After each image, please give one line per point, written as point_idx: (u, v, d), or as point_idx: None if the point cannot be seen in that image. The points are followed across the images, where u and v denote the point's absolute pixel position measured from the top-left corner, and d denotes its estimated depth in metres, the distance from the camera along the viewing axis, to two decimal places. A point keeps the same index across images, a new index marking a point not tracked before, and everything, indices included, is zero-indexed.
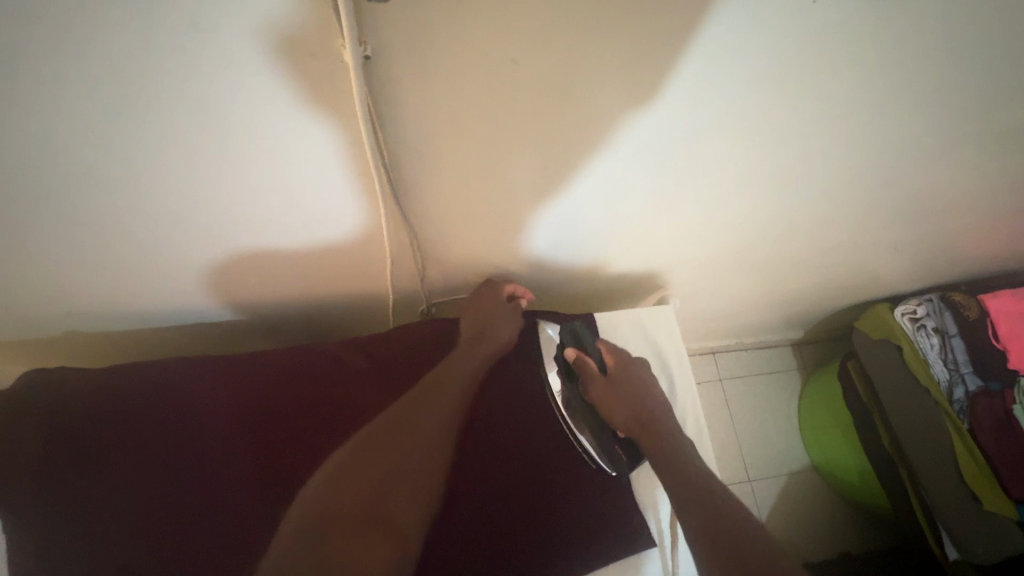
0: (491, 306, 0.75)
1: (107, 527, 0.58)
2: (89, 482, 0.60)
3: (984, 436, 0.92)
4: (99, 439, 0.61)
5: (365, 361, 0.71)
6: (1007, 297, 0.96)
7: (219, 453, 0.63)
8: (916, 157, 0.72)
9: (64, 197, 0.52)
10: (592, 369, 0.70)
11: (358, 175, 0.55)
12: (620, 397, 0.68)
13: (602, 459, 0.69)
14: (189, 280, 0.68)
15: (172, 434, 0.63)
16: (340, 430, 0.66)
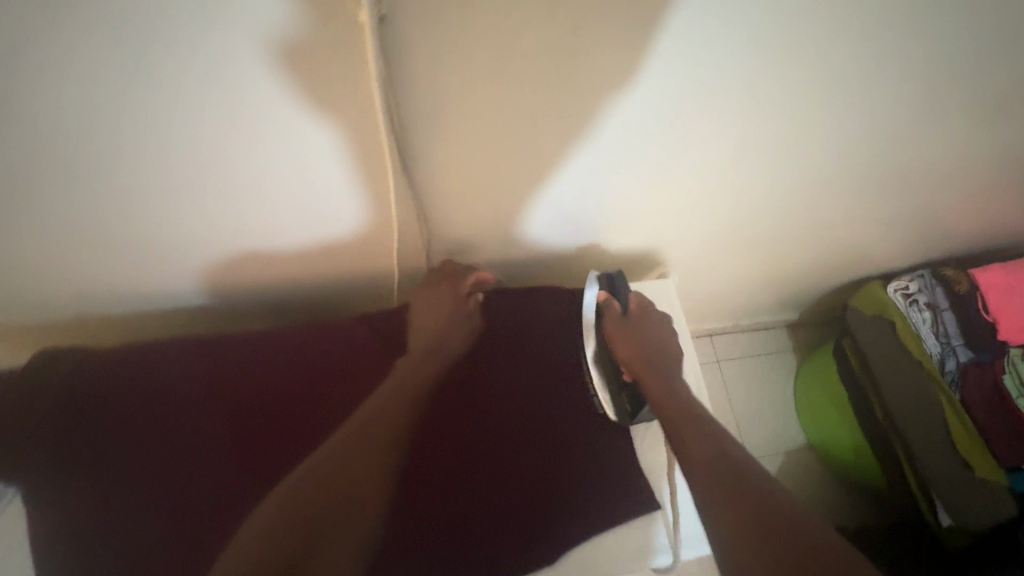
0: (450, 302, 0.71)
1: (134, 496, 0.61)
2: (111, 454, 0.62)
3: (976, 405, 0.95)
4: (117, 414, 0.63)
5: (368, 337, 0.72)
6: (998, 271, 0.97)
7: (234, 429, 0.65)
8: (907, 132, 0.74)
9: (82, 179, 0.54)
10: (616, 310, 0.76)
11: (365, 141, 0.56)
12: (637, 340, 0.73)
13: (607, 401, 0.75)
14: (197, 258, 0.68)
15: (188, 409, 0.64)
16: (349, 405, 0.68)
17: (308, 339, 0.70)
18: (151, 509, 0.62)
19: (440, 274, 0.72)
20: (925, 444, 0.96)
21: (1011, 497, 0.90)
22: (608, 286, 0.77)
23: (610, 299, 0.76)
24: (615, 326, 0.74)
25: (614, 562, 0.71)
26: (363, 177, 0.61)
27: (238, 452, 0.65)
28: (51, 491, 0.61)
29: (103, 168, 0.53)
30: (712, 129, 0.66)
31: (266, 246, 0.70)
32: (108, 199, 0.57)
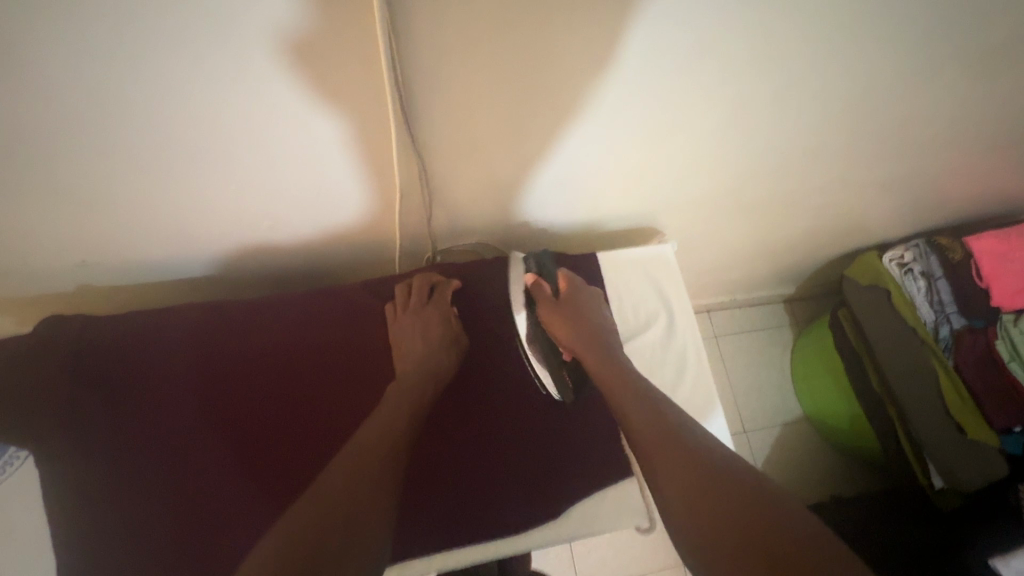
0: (435, 321, 0.70)
1: (146, 467, 0.63)
2: (122, 427, 0.63)
3: (969, 369, 0.97)
4: (129, 385, 0.64)
5: (375, 303, 0.73)
6: (994, 238, 0.97)
7: (242, 398, 0.66)
8: (905, 93, 0.74)
9: (85, 154, 0.54)
10: (546, 292, 0.74)
11: (368, 111, 0.55)
12: (572, 320, 0.70)
13: (550, 381, 0.72)
14: (201, 232, 0.69)
15: (196, 382, 0.65)
16: (355, 373, 0.69)
17: (308, 311, 0.71)
18: (165, 482, 0.63)
19: (420, 294, 0.72)
20: (917, 407, 0.98)
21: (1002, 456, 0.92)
22: (537, 269, 0.75)
23: (540, 281, 0.74)
24: (545, 310, 0.72)
25: (616, 515, 0.71)
26: (366, 149, 0.61)
27: (247, 424, 0.66)
28: (63, 465, 0.61)
29: (104, 142, 0.53)
30: (712, 98, 0.66)
31: (271, 223, 0.70)
32: (111, 173, 0.57)
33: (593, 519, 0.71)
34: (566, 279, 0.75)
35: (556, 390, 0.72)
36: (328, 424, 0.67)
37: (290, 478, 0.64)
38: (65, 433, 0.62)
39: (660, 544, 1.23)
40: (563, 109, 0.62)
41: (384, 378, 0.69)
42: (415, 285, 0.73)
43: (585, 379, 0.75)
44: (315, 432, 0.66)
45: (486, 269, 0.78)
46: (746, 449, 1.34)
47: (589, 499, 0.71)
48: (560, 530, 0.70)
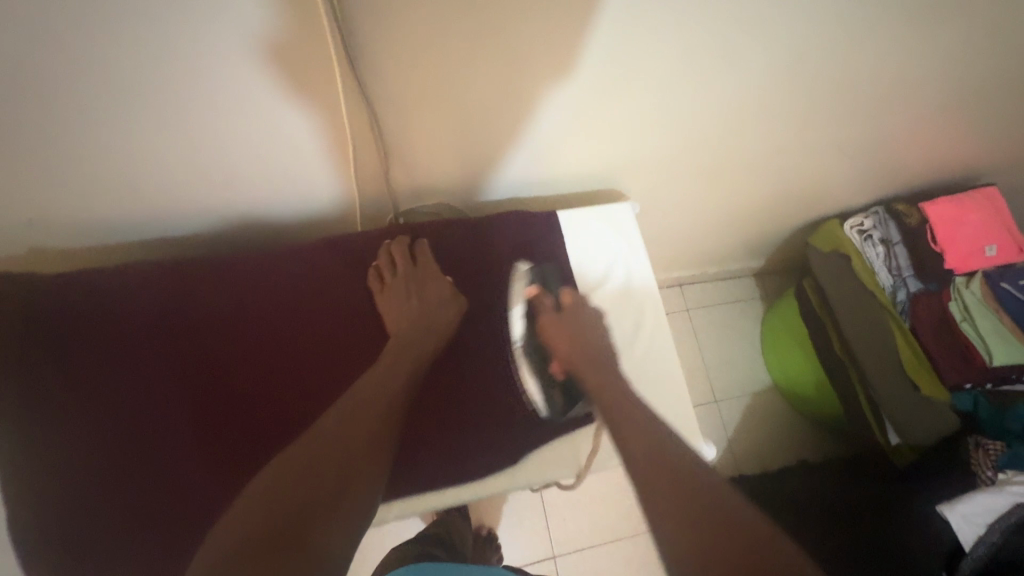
0: (433, 280, 0.68)
1: (103, 438, 0.60)
2: (79, 397, 0.60)
3: (924, 331, 1.00)
4: (81, 353, 0.61)
5: (344, 261, 0.68)
6: (945, 204, 1.01)
7: (204, 365, 0.63)
8: (858, 57, 0.75)
9: (26, 118, 0.52)
10: (546, 306, 0.68)
11: (317, 73, 0.55)
12: (571, 337, 0.65)
13: (538, 395, 0.70)
14: (154, 203, 0.66)
15: (155, 347, 0.62)
16: (326, 335, 0.67)
17: (280, 273, 0.67)
18: (132, 452, 0.61)
19: (404, 260, 0.68)
20: (875, 366, 1.01)
21: (953, 414, 0.96)
22: (541, 282, 0.71)
23: (541, 292, 0.69)
24: (546, 323, 0.66)
25: (556, 468, 0.73)
26: (321, 115, 0.60)
27: (219, 390, 0.63)
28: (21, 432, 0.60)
29: (44, 101, 0.51)
30: (668, 63, 0.67)
31: (234, 192, 0.69)
32: (56, 137, 0.55)
33: (539, 470, 0.72)
34: (569, 294, 0.69)
35: (543, 406, 0.71)
36: (309, 389, 0.64)
37: (257, 447, 0.62)
38: (27, 396, 0.60)
39: (633, 513, 1.27)
40: (518, 69, 0.61)
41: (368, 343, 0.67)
42: (396, 252, 0.69)
43: (576, 398, 0.72)
44: (289, 396, 0.64)
45: (454, 227, 0.73)
46: (716, 419, 1.38)
47: (536, 453, 0.73)
48: (507, 480, 0.72)
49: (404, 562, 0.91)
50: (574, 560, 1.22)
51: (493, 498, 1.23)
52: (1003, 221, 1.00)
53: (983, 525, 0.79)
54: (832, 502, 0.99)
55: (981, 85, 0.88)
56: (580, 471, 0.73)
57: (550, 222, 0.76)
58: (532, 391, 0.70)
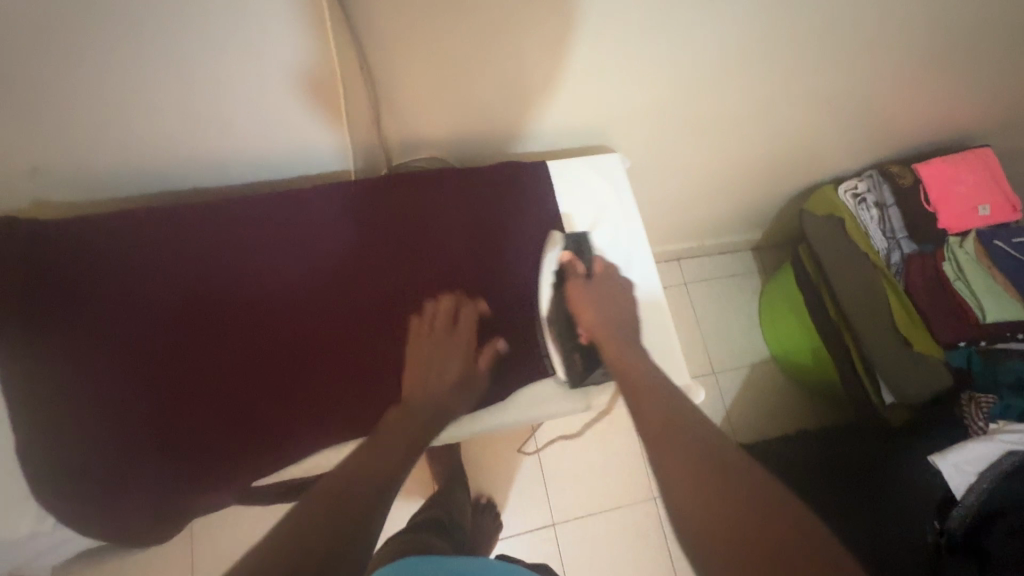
0: (459, 355, 0.64)
1: (101, 400, 0.58)
2: (80, 355, 0.58)
3: (919, 293, 1.01)
4: (86, 309, 0.59)
5: (351, 229, 0.67)
6: (938, 163, 1.03)
7: (209, 333, 0.61)
8: (849, 15, 0.75)
9: (24, 54, 0.52)
10: (578, 269, 0.69)
11: (312, 22, 0.55)
12: (595, 305, 0.66)
13: (558, 361, 0.68)
14: (153, 149, 0.66)
15: (161, 311, 0.61)
16: (333, 308, 0.65)
17: (307, 224, 0.66)
18: (131, 418, 0.58)
19: (445, 319, 0.65)
20: (868, 327, 1.01)
21: (947, 370, 0.96)
22: (574, 248, 0.71)
23: (573, 258, 0.70)
24: (575, 286, 0.67)
25: (556, 404, 0.68)
26: (315, 67, 0.61)
27: (244, 352, 0.62)
28: (36, 387, 0.57)
29: (34, 41, 0.51)
30: (660, 19, 0.67)
31: (228, 141, 0.68)
32: (49, 78, 0.54)
33: (533, 405, 0.68)
34: (602, 264, 0.71)
35: (562, 369, 0.68)
36: (337, 344, 0.64)
37: (260, 412, 0.60)
38: (25, 349, 0.57)
39: (631, 485, 1.27)
40: (511, 22, 0.61)
41: (398, 293, 0.67)
42: (441, 306, 0.66)
43: (595, 364, 0.67)
44: (295, 366, 0.62)
45: (451, 173, 0.71)
46: (714, 391, 1.38)
47: (529, 386, 0.68)
48: (507, 414, 0.68)
49: (399, 542, 0.88)
50: (574, 528, 1.23)
51: (492, 466, 1.24)
52: (997, 180, 1.01)
53: (972, 473, 0.80)
54: (845, 474, 0.95)
55: (977, 45, 0.88)
56: (580, 404, 0.69)
57: (543, 173, 0.74)
58: (552, 355, 0.68)
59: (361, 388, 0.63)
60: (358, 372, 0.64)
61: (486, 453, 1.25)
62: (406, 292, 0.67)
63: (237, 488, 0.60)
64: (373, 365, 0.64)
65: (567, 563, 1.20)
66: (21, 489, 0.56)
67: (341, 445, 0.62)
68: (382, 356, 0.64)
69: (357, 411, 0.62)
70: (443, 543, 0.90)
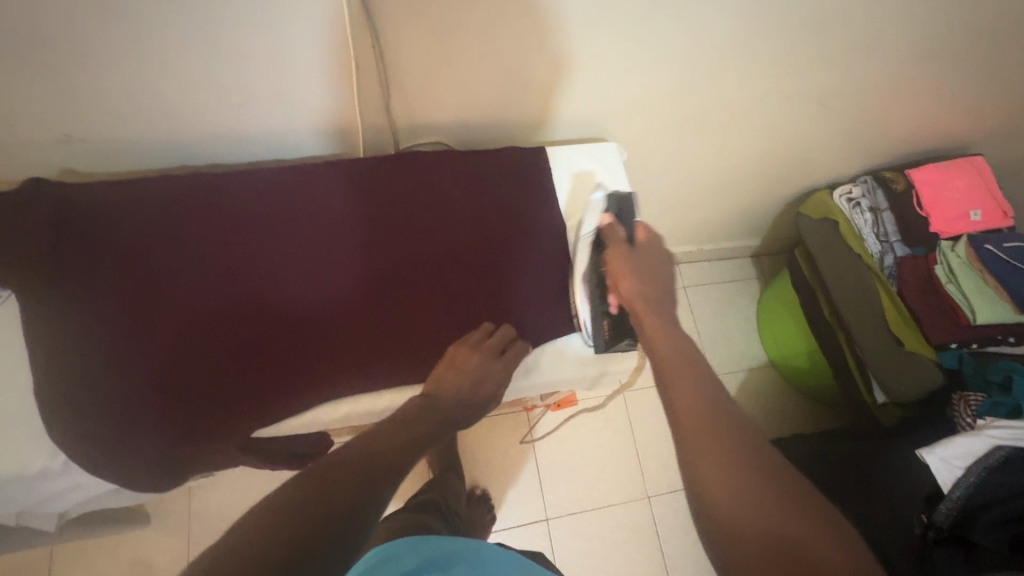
0: (498, 382, 0.65)
1: (116, 349, 0.61)
2: (99, 307, 0.62)
3: (911, 295, 1.03)
4: (109, 264, 0.63)
5: (366, 205, 0.71)
6: (931, 170, 1.06)
7: (221, 293, 0.65)
8: (841, 24, 0.79)
9: (60, 25, 0.55)
10: (618, 234, 0.68)
11: (331, 7, 0.59)
12: (636, 273, 0.63)
13: (586, 322, 0.72)
14: (176, 121, 0.70)
15: (178, 270, 0.64)
16: (342, 278, 0.68)
17: (327, 194, 0.70)
18: (139, 365, 0.61)
19: (494, 346, 0.67)
20: (862, 327, 1.02)
21: (939, 370, 0.98)
22: (615, 211, 0.72)
23: (613, 222, 0.70)
24: (610, 250, 0.67)
25: (564, 372, 0.74)
26: (332, 50, 0.64)
27: (253, 313, 0.65)
28: (62, 331, 0.60)
29: (73, 14, 0.54)
30: (659, 20, 0.71)
31: (246, 116, 0.72)
32: (83, 51, 0.58)
33: (544, 370, 0.73)
34: (645, 231, 0.68)
35: (589, 331, 0.72)
36: (343, 312, 0.67)
37: (263, 370, 0.63)
38: (48, 297, 0.61)
39: (625, 482, 1.28)
40: (520, 13, 0.65)
41: (407, 263, 0.70)
42: (498, 332, 0.68)
43: (625, 332, 0.69)
44: (300, 329, 0.65)
45: (458, 154, 0.75)
46: None
47: (542, 350, 0.73)
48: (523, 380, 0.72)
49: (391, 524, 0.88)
50: (568, 523, 1.23)
51: (488, 459, 1.26)
52: (987, 188, 1.04)
53: (961, 467, 0.82)
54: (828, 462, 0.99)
55: (969, 56, 0.91)
56: (593, 369, 0.75)
57: (545, 158, 0.78)
58: (581, 315, 0.72)
59: (366, 350, 0.66)
60: (364, 337, 0.67)
61: (482, 445, 1.26)
62: (421, 261, 0.70)
63: (240, 439, 0.62)
64: (377, 334, 0.67)
65: (560, 558, 1.20)
66: (38, 429, 0.59)
67: (345, 400, 0.66)
68: (385, 326, 0.68)
69: (371, 366, 0.66)
70: (437, 525, 0.90)
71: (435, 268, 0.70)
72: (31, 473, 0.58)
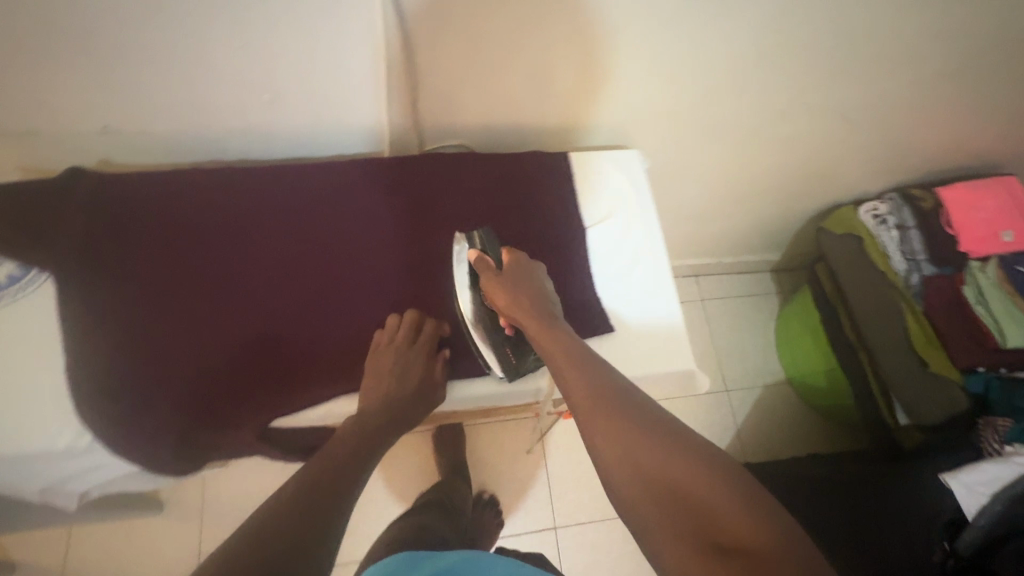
0: (418, 378, 0.65)
1: (134, 334, 0.63)
2: (121, 292, 0.64)
3: (937, 314, 0.99)
4: (134, 251, 0.65)
5: (381, 204, 0.72)
6: (961, 189, 1.03)
7: (235, 284, 0.66)
8: (873, 39, 0.79)
9: (108, 21, 0.58)
10: (489, 264, 0.66)
11: (367, 10, 0.61)
12: (512, 294, 0.63)
13: (492, 358, 0.66)
14: (208, 116, 0.72)
15: (196, 259, 0.66)
16: (355, 276, 0.69)
17: (344, 191, 0.72)
18: (154, 351, 0.62)
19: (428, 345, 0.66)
20: (886, 347, 1.01)
21: (964, 392, 0.95)
22: (482, 245, 0.68)
23: (481, 254, 0.67)
24: (489, 282, 0.64)
25: None
26: (363, 50, 0.66)
27: (266, 306, 0.66)
28: (88, 314, 0.62)
29: (121, 10, 0.57)
30: (685, 33, 0.72)
31: (275, 113, 0.74)
32: (127, 46, 0.61)
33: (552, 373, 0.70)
34: (510, 254, 0.67)
35: (499, 364, 0.66)
36: (354, 307, 0.68)
37: (273, 362, 0.64)
38: (75, 282, 0.63)
39: None
40: (550, 20, 0.66)
41: (418, 262, 0.70)
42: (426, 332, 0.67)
43: (528, 349, 0.67)
44: (311, 323, 0.66)
45: (479, 158, 0.76)
46: (725, 407, 1.36)
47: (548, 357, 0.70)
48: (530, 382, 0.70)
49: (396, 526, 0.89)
50: (576, 534, 1.22)
51: (495, 464, 1.25)
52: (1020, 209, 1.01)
53: (987, 495, 0.81)
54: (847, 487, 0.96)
55: (1006, 73, 0.89)
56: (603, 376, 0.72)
57: (567, 164, 0.79)
58: (485, 352, 0.67)
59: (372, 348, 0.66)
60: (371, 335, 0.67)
61: (490, 449, 1.26)
62: (438, 260, 0.71)
63: (255, 428, 0.63)
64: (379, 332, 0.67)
65: (566, 570, 1.19)
66: (62, 410, 0.60)
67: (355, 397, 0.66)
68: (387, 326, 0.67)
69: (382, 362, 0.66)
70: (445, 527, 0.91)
71: (449, 268, 0.71)
72: (58, 450, 0.60)
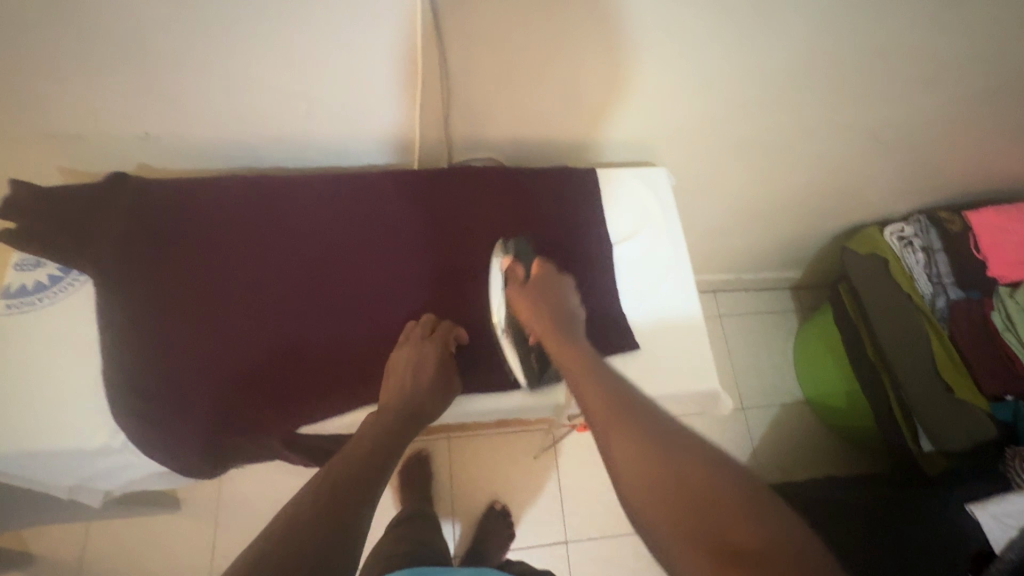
0: (435, 375, 0.64)
1: (168, 334, 0.64)
2: (157, 293, 0.65)
3: (963, 339, 0.98)
4: (171, 253, 0.67)
5: (410, 212, 0.73)
6: (991, 212, 1.02)
7: (266, 287, 0.67)
8: (902, 62, 0.79)
9: (159, 33, 0.60)
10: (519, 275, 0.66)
11: (406, 26, 0.62)
12: (539, 308, 0.63)
13: (517, 369, 0.67)
14: (246, 125, 0.74)
15: (229, 262, 0.67)
16: (383, 283, 0.70)
17: (374, 199, 0.73)
18: (186, 350, 0.64)
19: (444, 342, 0.66)
20: (912, 371, 0.98)
21: (992, 420, 0.93)
22: (515, 252, 0.69)
23: (513, 264, 0.67)
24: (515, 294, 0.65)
25: None
26: (400, 65, 0.67)
27: (295, 309, 0.67)
28: (124, 314, 0.64)
29: (172, 23, 0.59)
30: (715, 53, 0.73)
31: (310, 124, 0.75)
32: (175, 57, 0.63)
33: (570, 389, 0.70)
34: (541, 265, 0.68)
35: (524, 376, 0.67)
36: (381, 314, 0.68)
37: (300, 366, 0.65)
38: (113, 283, 0.65)
39: None
40: (583, 38, 0.67)
41: (445, 271, 0.71)
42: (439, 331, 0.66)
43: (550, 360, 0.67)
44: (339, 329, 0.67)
45: (506, 171, 0.77)
46: (741, 425, 1.35)
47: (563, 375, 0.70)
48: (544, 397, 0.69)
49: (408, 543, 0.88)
50: (587, 550, 1.20)
51: (508, 475, 1.25)
52: None
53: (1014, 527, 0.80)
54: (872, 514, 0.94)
55: None
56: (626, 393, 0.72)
57: (594, 179, 0.79)
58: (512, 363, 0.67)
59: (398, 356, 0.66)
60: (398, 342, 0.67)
61: (503, 461, 1.26)
62: (465, 270, 0.71)
63: (282, 433, 0.64)
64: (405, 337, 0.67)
65: None
66: (96, 409, 0.62)
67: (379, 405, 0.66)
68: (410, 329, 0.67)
69: None
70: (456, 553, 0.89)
71: (476, 278, 0.71)
72: (90, 449, 0.61)
